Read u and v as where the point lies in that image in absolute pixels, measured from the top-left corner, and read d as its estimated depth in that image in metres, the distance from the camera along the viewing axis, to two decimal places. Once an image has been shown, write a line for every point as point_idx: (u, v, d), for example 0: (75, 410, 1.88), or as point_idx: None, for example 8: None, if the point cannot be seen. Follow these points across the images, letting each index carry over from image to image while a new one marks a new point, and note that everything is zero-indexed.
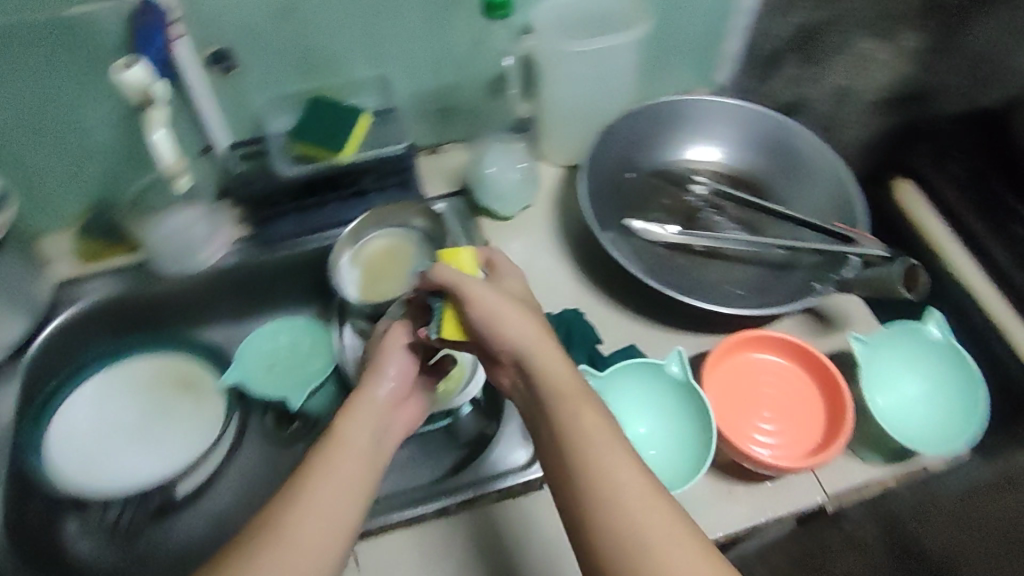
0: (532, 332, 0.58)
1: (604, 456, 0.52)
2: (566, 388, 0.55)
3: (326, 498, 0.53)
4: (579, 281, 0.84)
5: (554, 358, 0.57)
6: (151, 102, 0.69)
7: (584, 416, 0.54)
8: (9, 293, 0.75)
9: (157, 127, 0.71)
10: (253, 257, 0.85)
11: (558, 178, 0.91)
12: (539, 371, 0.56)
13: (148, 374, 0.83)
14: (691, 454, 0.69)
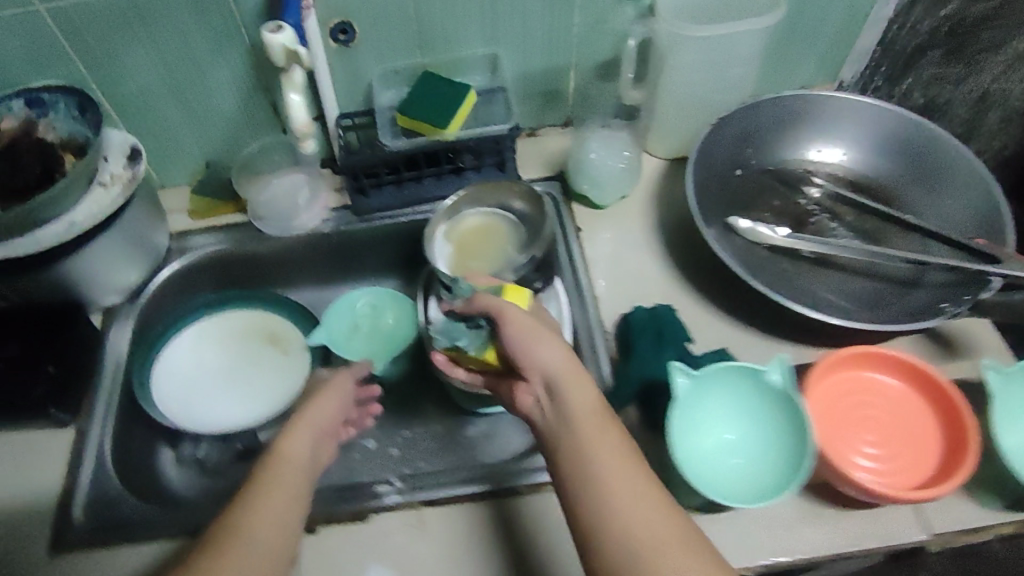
0: (561, 356, 0.61)
1: (618, 474, 0.54)
2: (584, 407, 0.58)
3: (283, 498, 0.56)
4: (671, 277, 0.81)
5: (578, 380, 0.60)
6: (293, 64, 0.72)
7: (598, 437, 0.56)
8: (135, 236, 0.81)
9: (292, 90, 0.74)
10: (349, 226, 0.87)
11: (659, 169, 0.88)
12: (572, 389, 0.59)
13: (243, 325, 0.86)
14: (782, 469, 0.62)
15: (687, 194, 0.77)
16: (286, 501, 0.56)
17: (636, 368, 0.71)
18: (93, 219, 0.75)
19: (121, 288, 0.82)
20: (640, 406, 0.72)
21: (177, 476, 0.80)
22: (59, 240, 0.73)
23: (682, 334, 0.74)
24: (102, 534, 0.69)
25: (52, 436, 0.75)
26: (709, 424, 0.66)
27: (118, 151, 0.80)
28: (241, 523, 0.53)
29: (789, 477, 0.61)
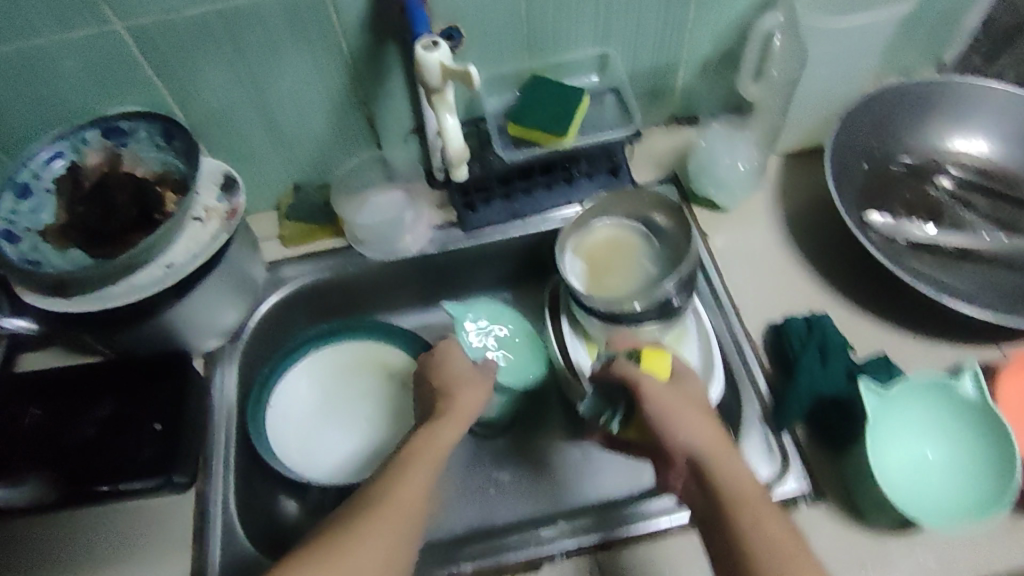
0: (708, 432, 0.56)
1: (758, 534, 0.51)
2: (733, 479, 0.54)
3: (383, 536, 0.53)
4: (811, 280, 0.77)
5: (730, 457, 0.55)
6: (448, 82, 0.61)
7: (745, 508, 0.52)
8: (235, 273, 0.74)
9: (447, 112, 0.63)
10: (455, 243, 0.82)
11: (778, 166, 0.84)
12: (721, 467, 0.54)
13: (355, 358, 0.81)
14: (991, 486, 0.56)
15: (834, 192, 0.73)
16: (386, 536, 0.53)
17: (804, 384, 0.66)
18: (191, 264, 0.67)
19: (223, 331, 0.76)
20: (808, 425, 0.67)
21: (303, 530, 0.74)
22: (159, 287, 0.65)
23: (845, 343, 0.69)
24: None
25: (171, 501, 0.69)
26: (893, 446, 0.59)
27: (209, 181, 0.71)
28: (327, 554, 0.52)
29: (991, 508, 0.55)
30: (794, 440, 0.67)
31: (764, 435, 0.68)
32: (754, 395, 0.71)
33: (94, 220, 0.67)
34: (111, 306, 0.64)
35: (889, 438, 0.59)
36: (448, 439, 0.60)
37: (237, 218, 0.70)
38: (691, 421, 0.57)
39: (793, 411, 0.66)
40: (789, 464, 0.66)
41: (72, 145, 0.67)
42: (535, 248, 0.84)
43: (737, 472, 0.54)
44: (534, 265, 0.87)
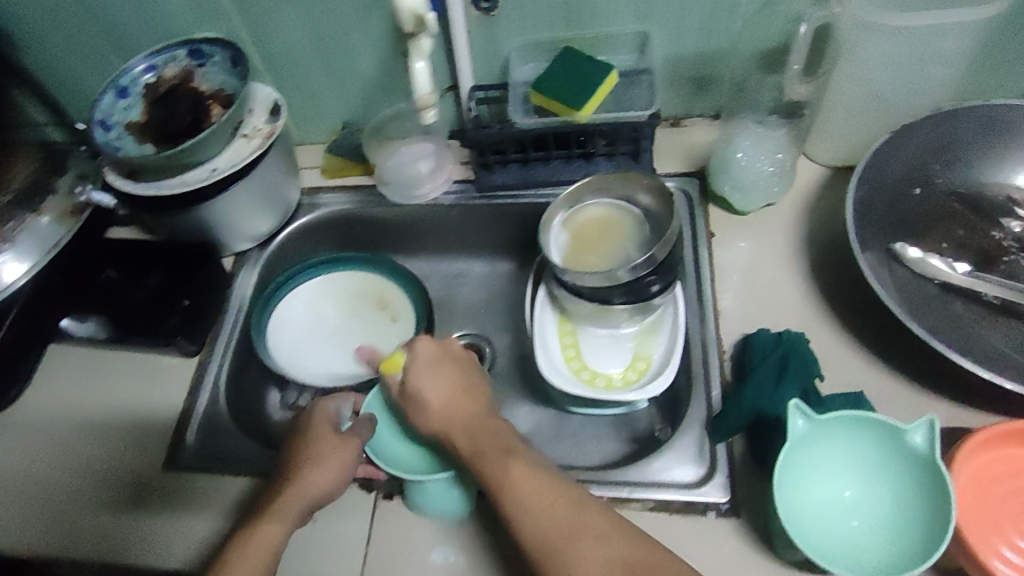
0: (446, 407, 0.66)
1: (573, 546, 0.53)
2: (522, 475, 0.57)
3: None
4: (812, 303, 0.70)
5: (510, 445, 0.61)
6: (421, 32, 0.71)
7: (550, 508, 0.55)
8: (270, 189, 0.85)
9: (419, 57, 0.72)
10: (471, 201, 0.86)
11: (816, 179, 0.77)
12: (486, 448, 0.61)
13: (356, 285, 0.89)
14: (913, 544, 0.52)
15: (845, 207, 0.65)
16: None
17: (748, 398, 0.63)
18: (228, 169, 0.78)
19: (253, 236, 0.87)
20: (748, 437, 0.65)
21: (280, 418, 0.85)
22: (201, 183, 0.78)
23: (813, 369, 0.64)
24: (207, 461, 0.75)
25: (182, 362, 0.82)
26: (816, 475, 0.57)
27: (262, 105, 0.83)
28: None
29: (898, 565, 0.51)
30: (728, 449, 0.65)
31: (697, 440, 0.67)
32: (704, 401, 0.68)
33: (162, 121, 0.80)
34: (164, 192, 0.78)
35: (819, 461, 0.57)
36: (283, 518, 0.63)
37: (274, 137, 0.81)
38: (442, 395, 0.67)
39: (731, 422, 0.63)
40: (715, 472, 0.64)
41: (161, 60, 0.82)
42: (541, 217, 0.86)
43: (526, 463, 0.59)
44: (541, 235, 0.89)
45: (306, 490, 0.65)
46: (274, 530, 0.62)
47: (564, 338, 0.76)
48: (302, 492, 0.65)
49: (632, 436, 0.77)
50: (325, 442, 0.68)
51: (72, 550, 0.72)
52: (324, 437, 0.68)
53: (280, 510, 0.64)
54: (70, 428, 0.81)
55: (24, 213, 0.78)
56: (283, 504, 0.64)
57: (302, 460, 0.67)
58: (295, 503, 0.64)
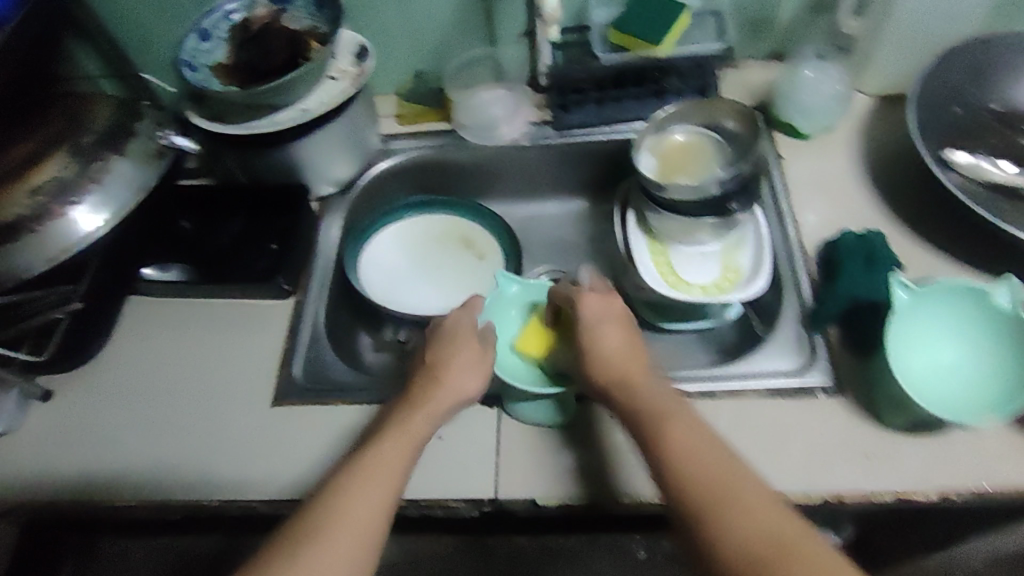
0: (617, 355, 0.64)
1: (733, 506, 0.52)
2: (681, 434, 0.57)
3: (372, 491, 0.58)
4: (880, 210, 0.79)
5: (673, 408, 0.60)
6: None
7: (712, 474, 0.54)
8: (354, 134, 0.86)
9: None
10: (546, 139, 0.90)
11: (866, 107, 0.86)
12: (654, 414, 0.59)
13: (436, 227, 0.93)
14: (1004, 385, 0.60)
15: (911, 120, 0.74)
16: (375, 496, 0.58)
17: (843, 286, 0.69)
18: (320, 109, 0.79)
19: (334, 180, 0.88)
20: (842, 328, 0.70)
21: (373, 358, 0.86)
22: (291, 123, 0.79)
23: (893, 259, 0.71)
24: (317, 392, 0.74)
25: (273, 303, 0.81)
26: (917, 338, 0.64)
27: (347, 49, 0.85)
28: (348, 501, 0.57)
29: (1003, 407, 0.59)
30: (825, 340, 0.70)
31: (794, 333, 0.72)
32: (796, 299, 0.74)
33: (253, 60, 0.81)
34: (254, 132, 0.78)
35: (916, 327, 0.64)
36: (425, 419, 0.64)
37: (363, 78, 0.82)
38: (607, 351, 0.65)
39: (828, 310, 0.69)
40: (816, 359, 0.69)
41: (245, 4, 0.83)
42: (615, 154, 0.91)
43: (683, 427, 0.58)
44: (610, 174, 0.94)
45: (450, 397, 0.66)
46: (415, 432, 0.63)
47: (658, 258, 0.81)
48: (448, 395, 0.66)
49: (720, 346, 0.83)
50: (463, 357, 0.69)
51: (185, 491, 0.69)
52: (460, 350, 0.69)
53: (422, 410, 0.65)
54: (154, 377, 0.77)
55: (109, 154, 0.75)
56: (424, 407, 0.65)
57: (442, 368, 0.68)
58: (436, 408, 0.65)
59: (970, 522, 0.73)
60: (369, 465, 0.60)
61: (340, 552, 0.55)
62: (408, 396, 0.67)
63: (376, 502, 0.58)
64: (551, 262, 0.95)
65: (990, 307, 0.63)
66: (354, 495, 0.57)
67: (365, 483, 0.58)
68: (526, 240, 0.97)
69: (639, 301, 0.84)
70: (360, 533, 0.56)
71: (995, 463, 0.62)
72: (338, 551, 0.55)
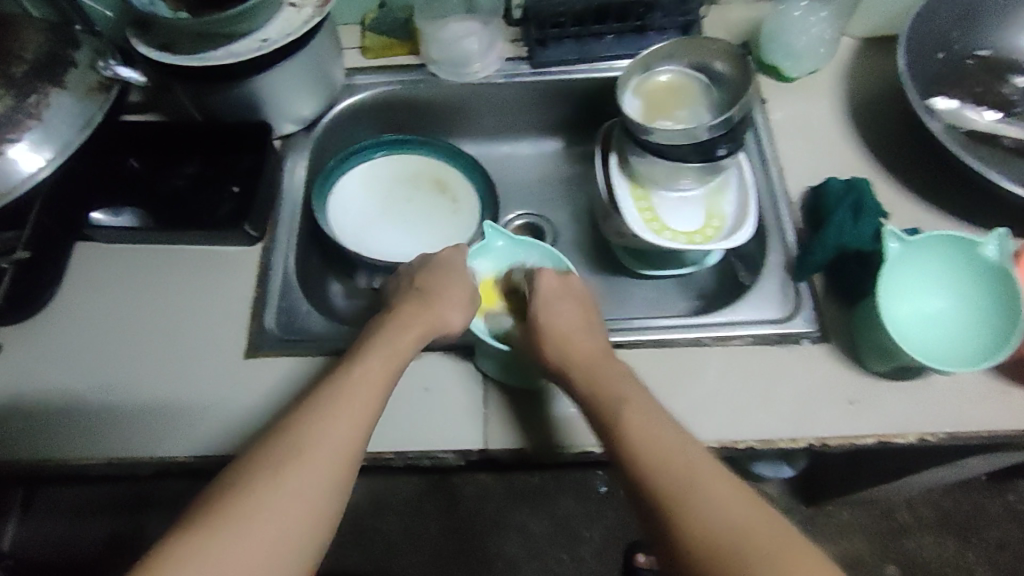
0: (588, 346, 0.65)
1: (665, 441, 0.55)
2: (638, 416, 0.57)
3: (356, 400, 0.58)
4: (861, 156, 0.79)
5: (633, 390, 0.60)
6: None
7: (674, 455, 0.54)
8: (317, 68, 0.79)
9: None
10: (521, 75, 0.85)
11: (849, 50, 0.85)
12: (598, 381, 0.61)
13: (408, 168, 0.89)
14: (991, 330, 0.63)
15: (902, 65, 0.74)
16: (358, 403, 0.57)
17: (832, 236, 0.69)
18: (280, 40, 0.72)
19: (297, 119, 0.82)
20: (827, 276, 0.73)
21: (347, 306, 0.84)
22: (251, 55, 0.71)
23: (879, 207, 0.72)
24: (293, 342, 0.72)
25: (241, 252, 0.77)
26: (930, 302, 0.66)
27: None
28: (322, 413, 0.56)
29: (990, 353, 0.61)
30: (808, 287, 0.72)
31: (775, 283, 0.74)
32: (780, 247, 0.75)
33: None
34: (208, 63, 0.71)
35: (931, 288, 0.66)
36: (408, 336, 0.64)
37: (329, 7, 0.75)
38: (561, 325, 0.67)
39: (816, 259, 0.70)
40: (800, 307, 0.71)
41: None
42: (595, 94, 0.87)
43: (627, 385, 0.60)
44: (590, 115, 0.91)
45: (434, 323, 0.66)
46: (400, 351, 0.63)
47: (640, 203, 0.79)
48: (432, 320, 0.66)
49: (697, 293, 0.83)
50: (453, 294, 0.69)
51: (158, 448, 0.66)
52: (452, 286, 0.69)
53: (410, 329, 0.65)
54: (114, 330, 0.73)
55: (46, 85, 0.69)
56: (408, 324, 0.65)
57: (433, 295, 0.68)
58: (419, 327, 0.65)
59: (924, 457, 0.77)
60: (347, 381, 0.59)
61: (325, 460, 0.54)
62: (394, 316, 0.67)
63: (357, 410, 0.57)
64: (527, 205, 0.92)
65: (1011, 309, 0.62)
66: (330, 408, 0.56)
67: (343, 395, 0.58)
68: (502, 183, 0.93)
69: (618, 247, 0.83)
70: (337, 444, 0.55)
71: (957, 400, 0.65)
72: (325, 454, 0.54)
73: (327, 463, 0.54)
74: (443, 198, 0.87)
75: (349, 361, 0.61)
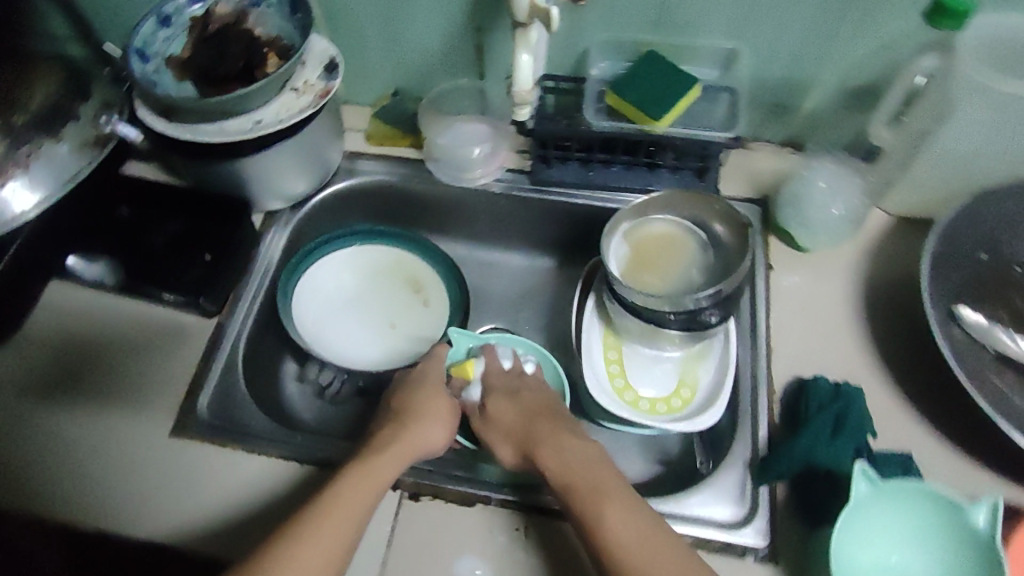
0: (539, 422, 0.66)
1: (592, 494, 0.58)
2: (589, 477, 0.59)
3: (367, 486, 0.60)
4: (866, 353, 0.70)
5: (581, 449, 0.62)
6: (534, 20, 0.64)
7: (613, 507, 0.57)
8: (310, 150, 0.78)
9: (524, 49, 0.66)
10: (521, 190, 0.82)
11: (880, 227, 0.77)
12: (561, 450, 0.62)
13: (389, 263, 0.86)
14: None
15: (926, 265, 0.66)
16: (372, 485, 0.60)
17: (801, 447, 0.61)
18: (271, 125, 0.71)
19: (286, 197, 0.81)
20: (791, 485, 0.63)
21: (294, 391, 0.81)
22: (241, 138, 0.71)
23: (867, 423, 0.63)
24: (213, 432, 0.69)
25: (194, 322, 0.76)
26: None
27: (316, 59, 0.76)
28: (328, 518, 0.57)
29: None
30: (770, 494, 0.63)
31: (735, 478, 0.65)
32: (749, 439, 0.66)
33: (209, 61, 0.73)
34: (200, 138, 0.71)
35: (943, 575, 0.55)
36: (400, 454, 0.63)
37: (326, 98, 0.73)
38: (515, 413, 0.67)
39: (780, 469, 0.61)
40: (755, 516, 0.62)
41: None
42: (594, 221, 0.82)
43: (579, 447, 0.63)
44: (587, 240, 0.86)
45: (417, 446, 0.65)
46: (401, 462, 0.63)
47: (608, 353, 0.74)
48: (414, 442, 0.65)
49: (659, 460, 0.76)
50: (432, 407, 0.68)
51: (70, 516, 0.66)
52: (432, 400, 0.68)
53: (394, 450, 0.63)
54: (60, 386, 0.73)
55: (42, 136, 0.69)
56: (402, 442, 0.64)
57: (410, 414, 0.67)
58: (411, 451, 0.64)
59: None
60: (346, 490, 0.59)
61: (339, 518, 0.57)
62: (380, 435, 0.65)
63: (369, 484, 0.60)
64: (504, 320, 0.87)
65: None
66: (312, 539, 0.56)
67: (341, 503, 0.58)
68: (486, 289, 0.89)
69: (582, 392, 0.77)
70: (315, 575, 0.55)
71: None
72: (344, 519, 0.57)
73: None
74: (415, 299, 0.85)
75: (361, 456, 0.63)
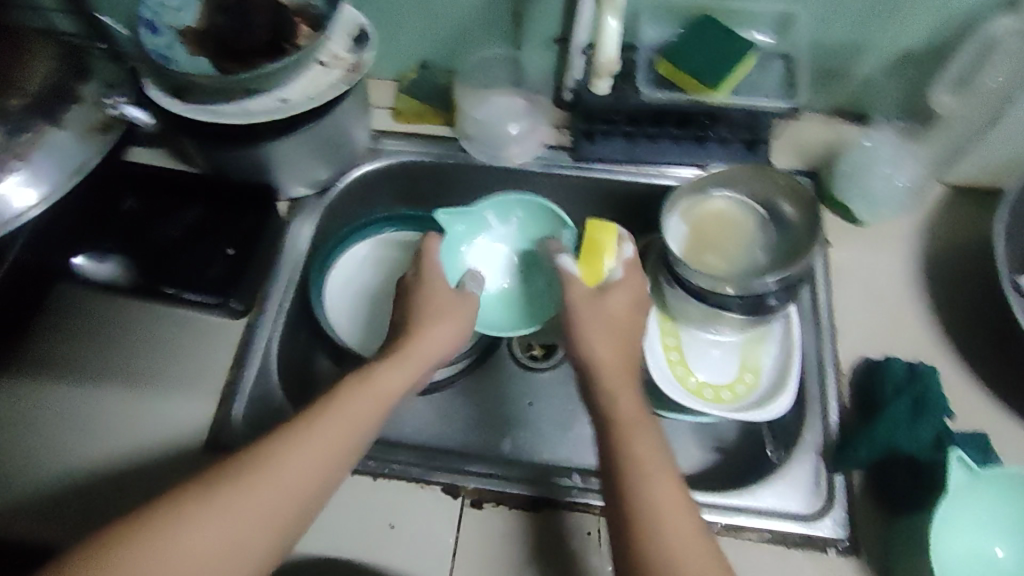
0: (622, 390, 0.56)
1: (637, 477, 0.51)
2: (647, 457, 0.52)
3: (354, 418, 0.54)
4: (931, 331, 0.68)
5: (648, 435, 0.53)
6: None
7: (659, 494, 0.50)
8: (338, 132, 0.72)
9: (611, 15, 0.62)
10: (562, 166, 0.77)
11: (938, 199, 0.74)
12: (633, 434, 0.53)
13: (419, 249, 0.81)
14: None
15: (998, 238, 0.63)
16: (358, 410, 0.54)
17: (881, 434, 0.60)
18: (302, 104, 0.65)
19: (313, 182, 0.76)
20: (867, 473, 0.62)
21: (331, 391, 0.77)
22: (270, 118, 0.65)
23: (945, 407, 0.61)
24: (254, 440, 0.65)
25: (224, 324, 0.71)
26: None
27: (345, 29, 0.70)
28: (304, 444, 0.52)
29: None
30: (846, 483, 0.62)
31: (809, 470, 0.64)
32: (819, 426, 0.65)
33: (229, 32, 0.66)
34: (218, 119, 0.65)
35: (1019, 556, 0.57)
36: (396, 369, 0.57)
37: (359, 72, 0.68)
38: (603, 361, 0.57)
39: (859, 456, 0.60)
40: (832, 507, 0.61)
41: None
42: (640, 198, 0.78)
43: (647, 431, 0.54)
44: (630, 219, 0.82)
45: (426, 354, 0.60)
46: (396, 380, 0.57)
47: (666, 339, 0.71)
48: (427, 347, 0.60)
49: (717, 446, 0.74)
50: (444, 308, 0.63)
51: (84, 526, 0.62)
52: (439, 303, 0.63)
53: (398, 367, 0.57)
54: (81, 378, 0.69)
55: (41, 123, 0.62)
56: (411, 359, 0.58)
57: (421, 318, 0.61)
58: (423, 360, 0.59)
59: None
60: (335, 406, 0.54)
61: (309, 453, 0.51)
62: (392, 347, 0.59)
63: (354, 419, 0.54)
64: None
65: None
66: (286, 468, 0.50)
67: (318, 431, 0.52)
68: None
69: None
70: (278, 500, 0.50)
71: None
72: (320, 453, 0.52)
73: (245, 550, 0.48)
74: None
75: (354, 373, 0.57)
